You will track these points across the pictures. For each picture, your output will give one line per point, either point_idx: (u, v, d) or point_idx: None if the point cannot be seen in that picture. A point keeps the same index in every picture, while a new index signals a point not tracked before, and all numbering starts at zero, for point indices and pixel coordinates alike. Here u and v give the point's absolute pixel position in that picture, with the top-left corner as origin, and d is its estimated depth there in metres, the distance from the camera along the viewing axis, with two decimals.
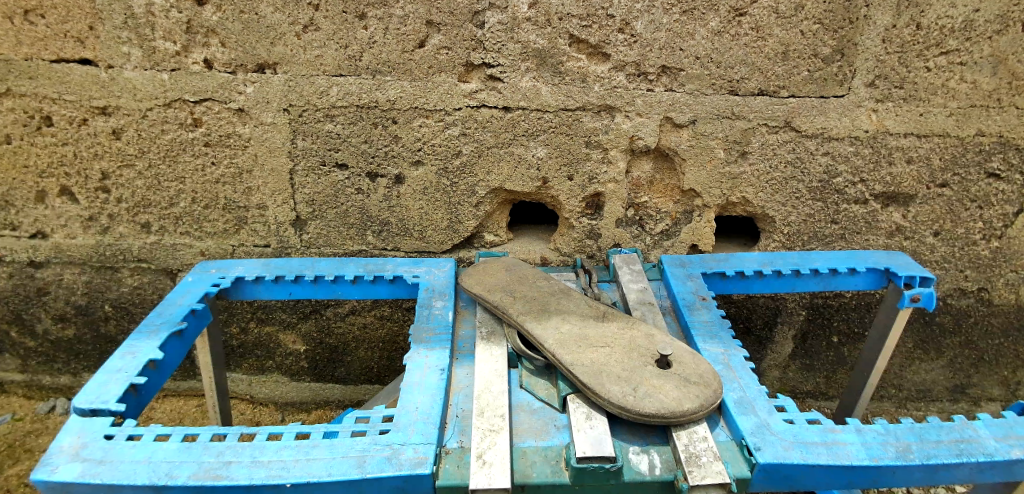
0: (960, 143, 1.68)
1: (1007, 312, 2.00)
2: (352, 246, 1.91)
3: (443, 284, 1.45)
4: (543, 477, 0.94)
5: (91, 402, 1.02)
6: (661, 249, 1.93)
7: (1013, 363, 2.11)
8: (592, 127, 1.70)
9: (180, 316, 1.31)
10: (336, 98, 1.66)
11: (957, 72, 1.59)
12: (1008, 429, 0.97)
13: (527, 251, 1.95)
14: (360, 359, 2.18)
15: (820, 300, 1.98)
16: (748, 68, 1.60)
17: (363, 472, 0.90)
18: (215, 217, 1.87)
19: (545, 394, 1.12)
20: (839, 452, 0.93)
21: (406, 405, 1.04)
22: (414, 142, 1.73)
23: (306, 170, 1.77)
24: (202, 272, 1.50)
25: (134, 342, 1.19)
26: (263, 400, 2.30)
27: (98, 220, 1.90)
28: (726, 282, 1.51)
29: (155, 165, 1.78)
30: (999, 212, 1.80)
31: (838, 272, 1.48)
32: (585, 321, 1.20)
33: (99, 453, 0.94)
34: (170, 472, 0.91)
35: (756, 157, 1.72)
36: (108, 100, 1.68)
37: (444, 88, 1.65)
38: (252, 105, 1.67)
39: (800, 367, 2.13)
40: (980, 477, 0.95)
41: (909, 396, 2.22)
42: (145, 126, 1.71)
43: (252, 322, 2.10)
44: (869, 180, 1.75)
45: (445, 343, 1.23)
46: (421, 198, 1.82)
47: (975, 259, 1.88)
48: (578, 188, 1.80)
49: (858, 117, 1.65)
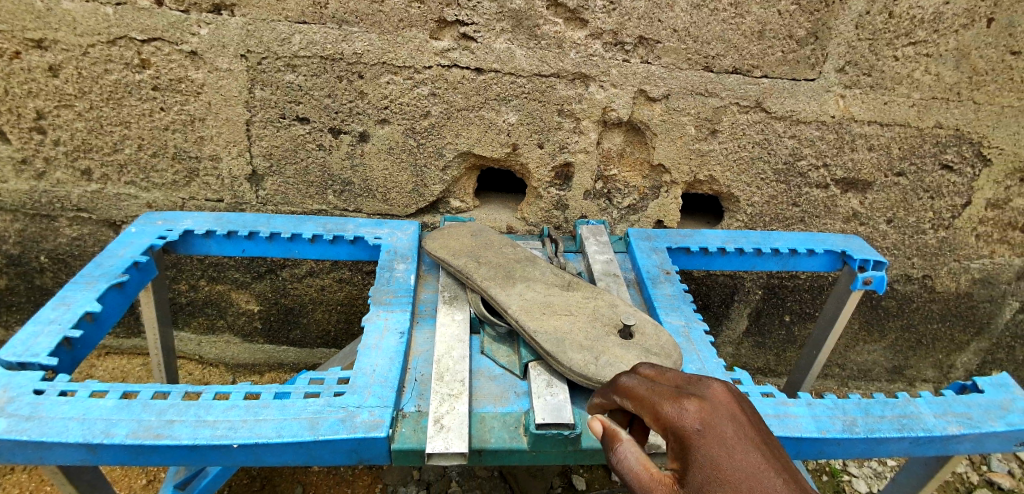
0: (918, 134, 1.73)
1: (947, 299, 2.10)
2: (312, 205, 1.84)
3: (406, 247, 1.41)
4: (501, 443, 0.93)
5: (18, 355, 0.95)
6: (627, 223, 1.94)
7: (947, 346, 2.24)
8: (566, 95, 1.66)
9: (121, 268, 1.22)
10: (299, 46, 1.56)
11: (923, 63, 1.62)
12: (946, 406, 1.02)
13: (493, 218, 1.93)
14: (316, 321, 2.13)
15: (776, 280, 2.03)
16: (724, 45, 1.58)
17: (315, 434, 0.87)
18: (163, 167, 1.76)
19: (507, 361, 1.11)
20: (790, 425, 0.96)
21: (363, 368, 1.01)
22: (380, 99, 1.65)
23: (264, 122, 1.68)
24: (146, 223, 1.41)
25: (68, 293, 1.11)
26: (213, 362, 2.23)
27: (32, 164, 1.76)
28: (690, 258, 1.52)
29: (97, 106, 1.65)
30: (949, 203, 1.87)
31: (797, 253, 1.50)
32: (550, 288, 1.19)
33: (27, 408, 0.87)
34: (107, 430, 0.85)
35: (725, 136, 1.73)
36: (44, 32, 1.53)
37: (414, 44, 1.57)
38: (206, 49, 1.56)
39: (751, 344, 2.21)
40: (916, 450, 1.00)
41: (850, 374, 2.35)
42: (86, 64, 1.58)
43: (202, 280, 2.01)
44: (831, 164, 1.79)
45: (405, 305, 1.19)
46: (386, 158, 1.76)
47: (922, 247, 1.97)
48: (549, 156, 1.77)
49: (827, 101, 1.67)
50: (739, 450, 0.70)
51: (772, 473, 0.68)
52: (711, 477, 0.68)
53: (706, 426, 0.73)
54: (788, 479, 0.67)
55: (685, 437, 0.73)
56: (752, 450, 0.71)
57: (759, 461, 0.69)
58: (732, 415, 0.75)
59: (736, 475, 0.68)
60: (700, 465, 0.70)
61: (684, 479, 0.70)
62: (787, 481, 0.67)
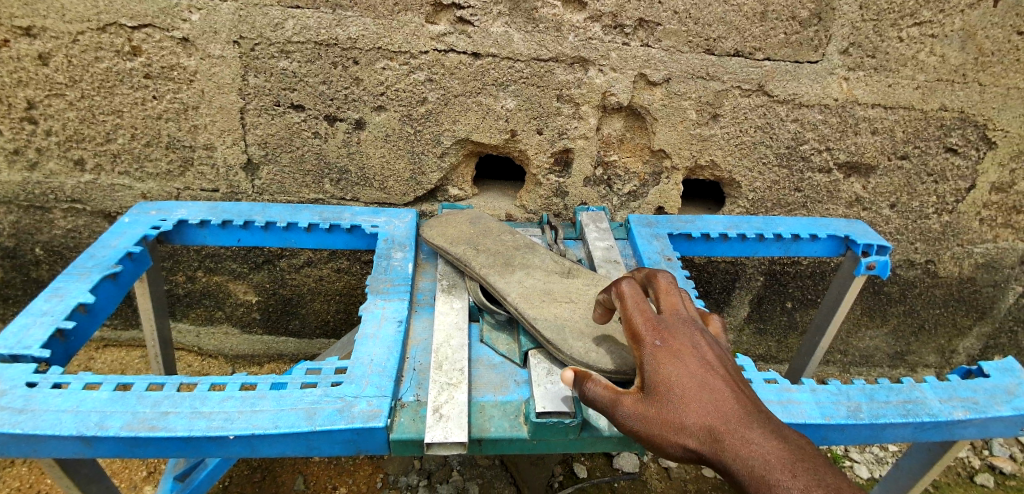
0: (923, 117, 1.70)
1: (950, 284, 2.09)
2: (309, 194, 1.82)
3: (403, 235, 1.39)
4: (501, 432, 0.92)
5: (10, 348, 0.94)
6: (628, 209, 1.93)
7: (950, 332, 2.23)
8: (565, 80, 1.63)
9: (115, 259, 1.20)
10: (292, 32, 1.53)
11: (928, 44, 1.59)
12: (952, 391, 1.01)
13: (492, 206, 1.90)
14: (315, 312, 2.12)
15: (778, 267, 2.01)
16: (726, 27, 1.55)
17: (312, 425, 0.86)
18: (157, 156, 1.74)
19: (506, 349, 1.09)
20: (794, 411, 0.95)
21: (360, 357, 1.00)
22: (376, 85, 1.62)
23: (258, 110, 1.65)
24: (140, 213, 1.39)
25: (61, 284, 1.10)
26: (212, 353, 2.22)
27: (24, 155, 1.73)
28: (691, 244, 1.51)
29: (89, 95, 1.62)
30: (953, 187, 1.85)
31: (800, 238, 1.48)
32: (549, 275, 1.18)
33: (19, 401, 0.86)
34: (100, 422, 0.84)
35: (727, 121, 1.71)
36: (33, 19, 1.50)
37: (410, 29, 1.54)
38: (198, 35, 1.53)
39: (753, 331, 2.20)
40: (921, 435, 0.99)
41: (852, 360, 2.34)
42: (76, 52, 1.55)
43: (200, 271, 1.99)
44: (834, 148, 1.76)
45: (403, 294, 1.18)
46: (383, 145, 1.73)
47: (926, 232, 1.95)
48: (548, 143, 1.75)
49: (830, 84, 1.64)
50: (697, 363, 0.83)
51: (723, 383, 0.81)
52: (668, 384, 0.81)
53: (672, 343, 0.85)
54: (735, 388, 0.80)
55: (652, 350, 0.85)
56: (709, 364, 0.83)
57: (711, 375, 0.81)
58: (696, 335, 0.87)
59: (691, 383, 0.80)
60: (661, 376, 0.82)
61: (644, 387, 0.82)
62: (734, 389, 0.80)
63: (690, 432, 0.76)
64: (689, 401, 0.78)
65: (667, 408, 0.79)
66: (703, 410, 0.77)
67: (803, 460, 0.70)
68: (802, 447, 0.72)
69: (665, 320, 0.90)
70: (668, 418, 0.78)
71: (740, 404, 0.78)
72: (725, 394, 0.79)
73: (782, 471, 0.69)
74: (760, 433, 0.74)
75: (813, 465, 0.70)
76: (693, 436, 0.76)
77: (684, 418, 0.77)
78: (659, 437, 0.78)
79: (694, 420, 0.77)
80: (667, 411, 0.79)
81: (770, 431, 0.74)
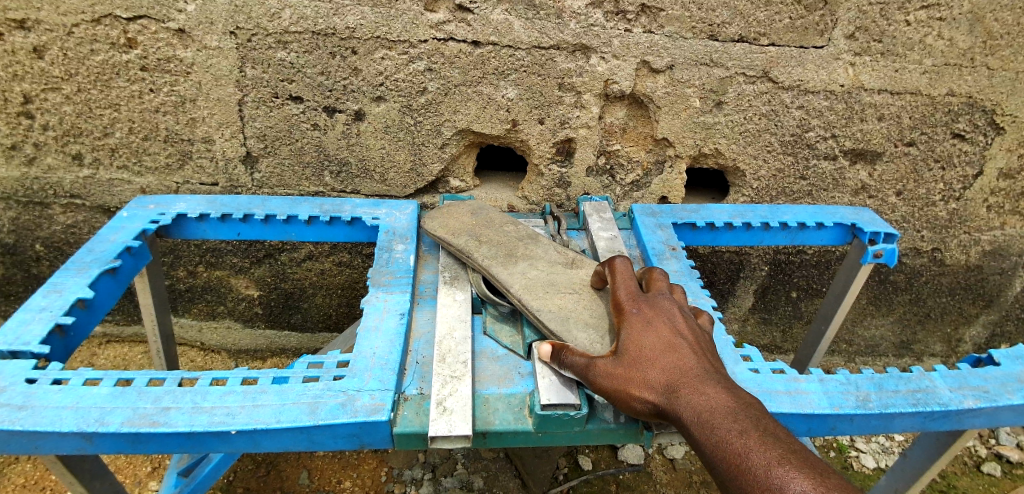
0: (931, 102, 1.68)
1: (956, 272, 2.07)
2: (309, 187, 1.81)
3: (404, 227, 1.37)
4: (506, 425, 0.91)
5: (9, 344, 0.93)
6: (631, 199, 1.91)
7: (956, 320, 2.22)
8: (566, 68, 1.61)
9: (114, 253, 1.19)
10: (289, 21, 1.51)
11: (935, 28, 1.56)
12: (963, 380, 1.00)
13: (494, 198, 1.89)
14: (317, 306, 2.11)
15: (783, 256, 2.00)
16: (730, 12, 1.52)
17: (315, 419, 0.85)
18: (155, 150, 1.72)
19: (510, 341, 1.08)
20: (802, 401, 0.94)
21: (362, 351, 0.99)
22: (375, 76, 1.60)
23: (256, 102, 1.63)
24: (138, 207, 1.37)
25: (60, 279, 1.08)
26: (215, 348, 2.22)
27: (22, 150, 1.72)
28: (696, 234, 1.49)
29: (85, 89, 1.60)
30: (960, 174, 1.83)
31: (806, 227, 1.47)
32: (554, 266, 1.16)
33: (19, 398, 0.85)
34: (101, 418, 0.83)
35: (731, 108, 1.68)
36: (26, 12, 1.48)
37: (409, 17, 1.51)
38: (194, 26, 1.50)
39: (757, 321, 2.18)
40: (931, 425, 0.97)
41: (857, 350, 2.33)
42: (71, 45, 1.53)
43: (201, 266, 1.98)
44: (840, 135, 1.74)
45: (405, 287, 1.17)
46: (384, 137, 1.72)
47: (932, 219, 1.93)
48: (549, 132, 1.73)
49: (835, 70, 1.62)
50: (668, 331, 0.89)
51: (689, 348, 0.87)
52: (638, 346, 0.88)
53: (649, 313, 0.92)
54: (699, 354, 0.87)
55: (630, 319, 0.92)
56: (680, 332, 0.90)
57: (680, 341, 0.88)
58: (674, 310, 0.94)
59: (658, 347, 0.87)
60: (633, 339, 0.89)
61: (616, 350, 0.89)
62: (698, 354, 0.87)
63: (651, 385, 0.83)
64: (654, 360, 0.85)
65: (633, 366, 0.85)
66: (665, 368, 0.84)
67: (747, 412, 0.77)
68: (749, 403, 0.79)
69: (647, 297, 0.97)
70: (632, 374, 0.84)
71: (701, 366, 0.84)
72: (688, 357, 0.85)
73: (726, 417, 0.76)
74: (713, 388, 0.80)
75: (756, 415, 0.76)
76: (653, 390, 0.82)
77: (647, 374, 0.84)
78: (621, 391, 0.84)
79: (656, 376, 0.83)
80: (633, 369, 0.85)
81: (723, 388, 0.81)
